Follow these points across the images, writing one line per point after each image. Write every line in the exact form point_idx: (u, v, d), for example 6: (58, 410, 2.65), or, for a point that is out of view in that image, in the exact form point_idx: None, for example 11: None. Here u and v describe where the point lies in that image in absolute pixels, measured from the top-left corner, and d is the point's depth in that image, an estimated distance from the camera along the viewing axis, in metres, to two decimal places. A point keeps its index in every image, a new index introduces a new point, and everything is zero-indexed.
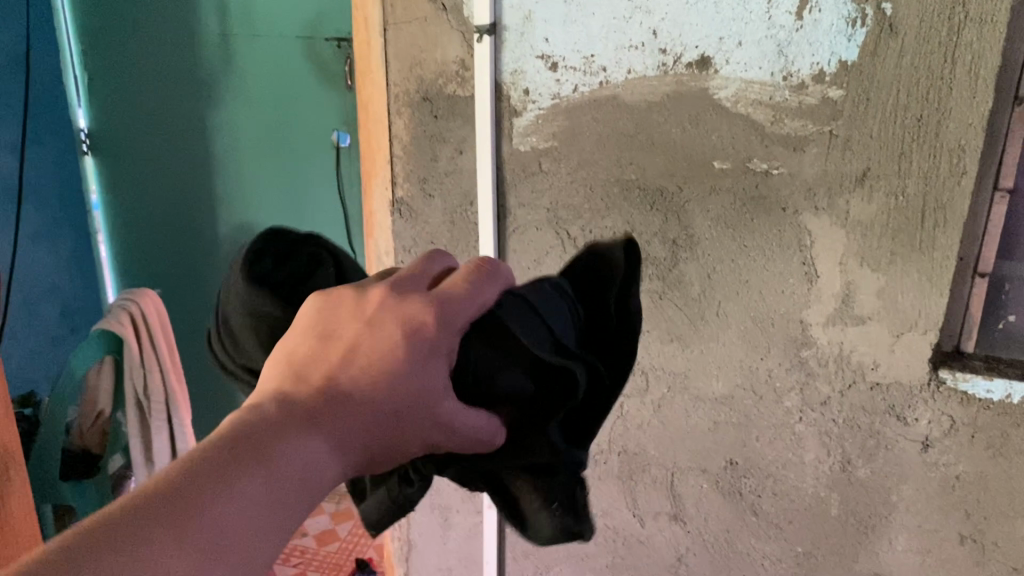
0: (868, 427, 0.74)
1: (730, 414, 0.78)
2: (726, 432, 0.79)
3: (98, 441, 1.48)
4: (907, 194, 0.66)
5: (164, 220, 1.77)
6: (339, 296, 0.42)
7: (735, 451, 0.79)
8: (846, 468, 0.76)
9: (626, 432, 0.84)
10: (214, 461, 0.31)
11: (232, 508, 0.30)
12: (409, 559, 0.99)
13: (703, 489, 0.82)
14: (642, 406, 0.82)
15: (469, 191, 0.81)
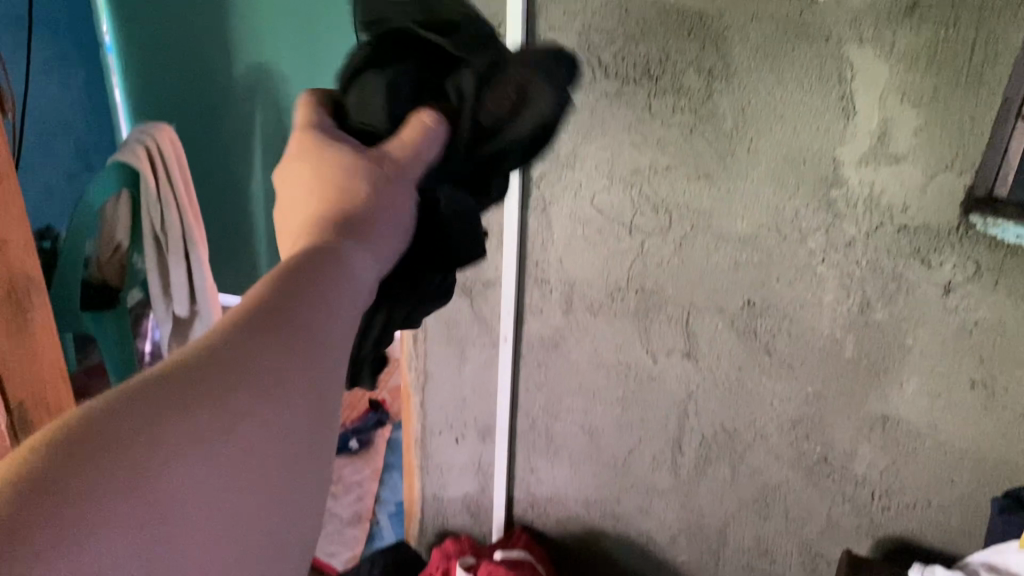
0: (891, 271, 0.73)
1: (752, 254, 0.78)
2: (746, 272, 0.79)
3: (116, 273, 1.50)
4: (958, 26, 0.63)
5: (176, 54, 1.72)
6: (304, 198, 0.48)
7: (753, 291, 0.79)
8: (865, 311, 0.76)
9: (645, 270, 0.83)
10: (235, 336, 0.37)
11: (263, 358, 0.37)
12: (425, 390, 1.00)
13: (719, 328, 0.82)
14: (663, 244, 0.81)
15: (497, 14, 0.77)
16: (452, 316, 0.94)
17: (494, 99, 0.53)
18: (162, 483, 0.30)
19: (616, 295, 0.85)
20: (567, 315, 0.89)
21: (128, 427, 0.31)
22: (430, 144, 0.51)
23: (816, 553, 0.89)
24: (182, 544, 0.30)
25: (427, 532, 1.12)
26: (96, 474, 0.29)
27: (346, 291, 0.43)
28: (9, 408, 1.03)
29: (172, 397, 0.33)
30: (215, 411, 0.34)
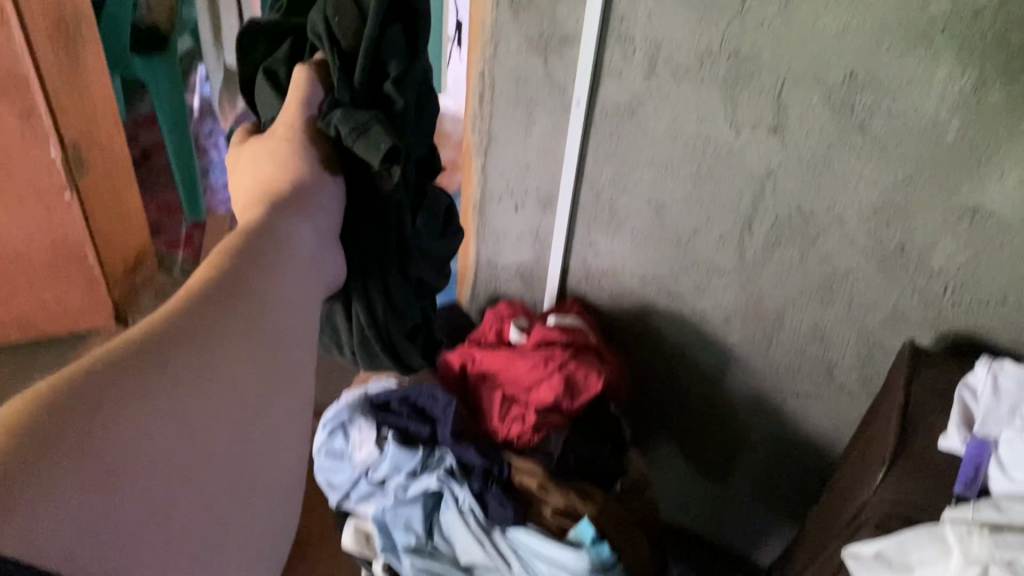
0: (1018, 48, 0.67)
1: (864, 19, 0.71)
2: (854, 41, 0.72)
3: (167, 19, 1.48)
4: None
5: None
6: (240, 190, 0.65)
7: (858, 63, 0.73)
8: (979, 92, 0.70)
9: (742, 33, 0.76)
10: (198, 305, 0.49)
11: (227, 330, 0.49)
12: (488, 151, 0.96)
13: (813, 104, 0.77)
14: (767, 4, 0.73)
15: None
16: (523, 72, 0.88)
17: (335, 12, 0.65)
18: (121, 460, 0.39)
19: (706, 60, 0.79)
20: (647, 80, 0.83)
21: (91, 412, 0.39)
22: (311, 94, 0.67)
23: (872, 344, 0.89)
24: (142, 474, 0.40)
25: (478, 298, 1.12)
26: (66, 452, 0.37)
27: (282, 274, 0.56)
28: (65, 145, 1.22)
29: (117, 385, 0.41)
30: (176, 366, 0.45)
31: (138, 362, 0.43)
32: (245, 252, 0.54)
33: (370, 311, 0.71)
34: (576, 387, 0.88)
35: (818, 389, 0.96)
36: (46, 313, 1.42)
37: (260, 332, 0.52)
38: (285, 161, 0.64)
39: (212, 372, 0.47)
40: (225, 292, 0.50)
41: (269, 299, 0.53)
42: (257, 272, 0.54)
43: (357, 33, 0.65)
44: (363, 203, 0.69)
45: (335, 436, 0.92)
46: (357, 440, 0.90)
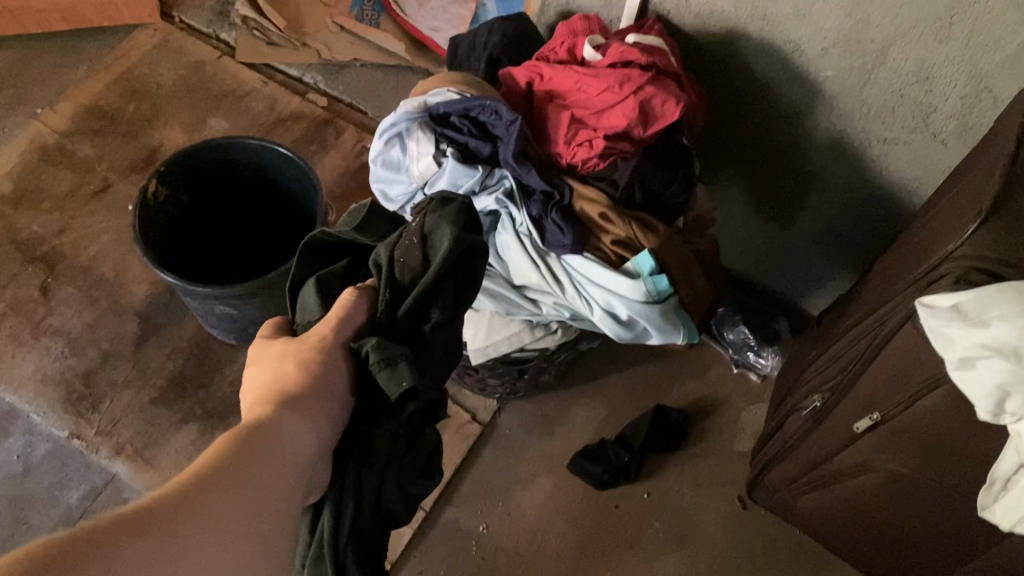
0: None
1: None
2: None
3: None
4: None
5: None
6: (250, 387, 0.59)
7: None
8: None
9: None
10: (205, 483, 0.48)
11: (229, 502, 0.49)
12: None
13: None
14: None
15: None
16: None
17: (402, 254, 0.61)
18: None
19: None
20: None
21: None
22: (353, 313, 0.60)
23: (983, 88, 0.80)
24: None
25: (548, 8, 1.02)
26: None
27: (290, 454, 0.53)
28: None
29: (104, 555, 0.42)
30: (170, 536, 0.45)
31: (134, 531, 0.44)
32: (255, 438, 0.52)
33: (332, 534, 0.53)
34: (651, 114, 0.81)
35: (908, 136, 0.89)
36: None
37: (263, 510, 0.50)
38: (311, 367, 0.57)
39: (206, 547, 0.46)
40: (228, 473, 0.50)
41: (275, 479, 0.51)
42: (264, 454, 0.52)
43: (416, 276, 0.60)
44: (369, 416, 0.58)
45: (391, 144, 0.83)
46: (414, 153, 0.82)
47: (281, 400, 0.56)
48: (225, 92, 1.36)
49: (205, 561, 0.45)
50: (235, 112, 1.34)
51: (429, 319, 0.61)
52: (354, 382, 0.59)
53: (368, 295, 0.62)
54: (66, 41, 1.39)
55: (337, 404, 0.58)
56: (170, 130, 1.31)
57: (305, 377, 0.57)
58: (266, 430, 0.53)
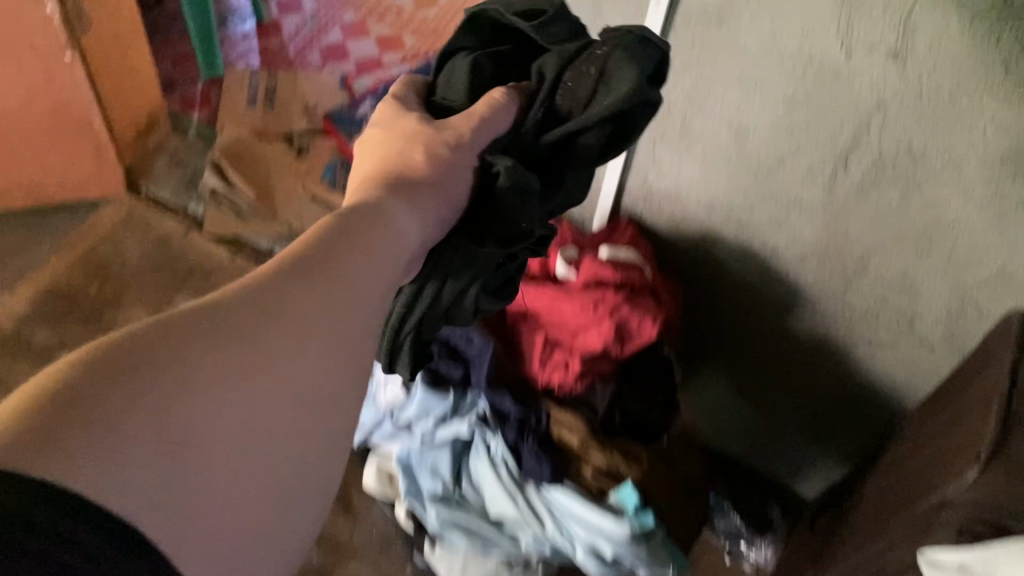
0: None
1: None
2: None
3: None
4: None
5: None
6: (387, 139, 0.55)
7: None
8: None
9: None
10: (291, 272, 0.41)
11: (320, 299, 0.41)
12: None
13: (949, 28, 0.62)
14: None
15: None
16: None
17: (574, 75, 0.57)
18: (180, 444, 0.34)
19: None
20: None
21: (138, 373, 0.33)
22: (500, 115, 0.56)
23: (967, 301, 0.78)
24: (200, 481, 0.35)
25: None
26: (103, 412, 0.32)
27: (390, 245, 0.47)
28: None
29: (166, 359, 0.35)
30: (247, 344, 0.38)
31: (208, 334, 0.37)
32: (354, 222, 0.46)
33: (398, 323, 0.53)
34: (628, 335, 0.77)
35: (894, 340, 0.86)
36: (53, 178, 1.33)
37: (348, 308, 0.43)
38: (439, 165, 0.53)
39: (289, 370, 0.39)
40: (318, 258, 0.43)
41: (365, 266, 0.44)
42: (365, 239, 0.45)
43: (580, 101, 0.57)
44: (495, 227, 0.55)
45: None
46: (382, 377, 0.79)
47: (373, 191, 0.50)
48: (193, 269, 1.32)
49: (285, 390, 0.39)
50: (202, 291, 1.30)
51: (580, 137, 0.57)
52: (473, 197, 0.56)
53: (518, 100, 0.58)
54: (29, 219, 1.36)
55: (449, 198, 0.53)
56: (133, 312, 1.27)
57: (427, 167, 0.53)
58: (365, 214, 0.47)
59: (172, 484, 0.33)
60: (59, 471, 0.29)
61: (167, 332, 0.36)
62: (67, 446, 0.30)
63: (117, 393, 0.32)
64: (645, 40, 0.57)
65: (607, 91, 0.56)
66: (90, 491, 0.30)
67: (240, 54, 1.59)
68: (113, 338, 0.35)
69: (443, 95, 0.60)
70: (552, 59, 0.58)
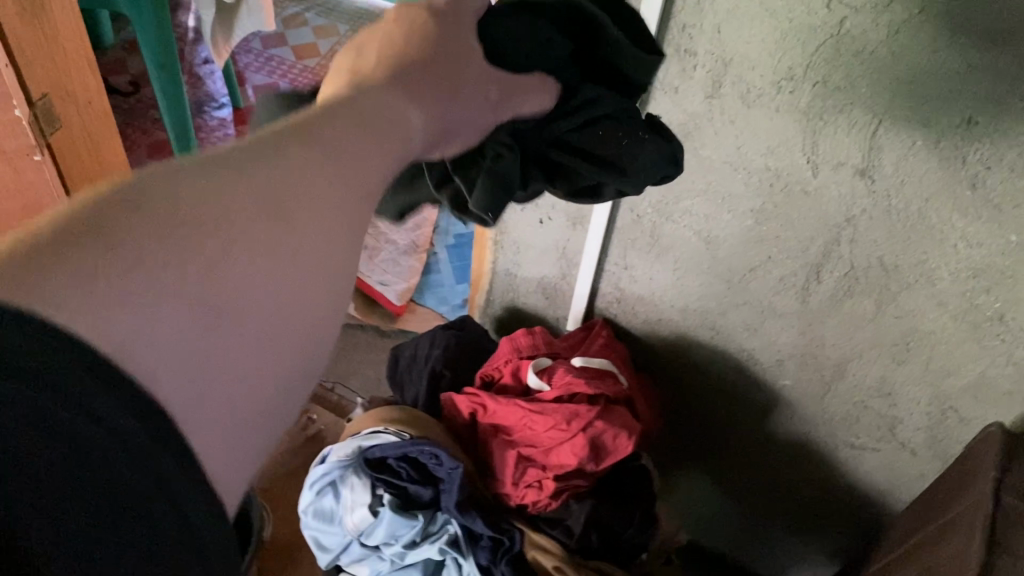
0: None
1: (997, 59, 0.55)
2: (982, 82, 0.56)
3: None
4: None
5: None
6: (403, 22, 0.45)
7: (979, 108, 0.57)
8: None
9: (836, 58, 0.60)
10: (286, 144, 0.34)
11: (322, 181, 0.34)
12: None
13: (915, 147, 0.62)
14: (873, 28, 0.57)
15: None
16: None
17: (601, 127, 0.55)
18: (173, 301, 0.27)
19: (784, 86, 0.63)
20: (709, 101, 0.67)
21: (112, 238, 0.26)
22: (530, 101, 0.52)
23: (948, 407, 0.76)
24: (197, 377, 0.27)
25: (493, 304, 1.00)
26: (108, 260, 0.25)
27: (396, 136, 0.39)
28: (32, 102, 1.02)
29: (141, 220, 0.27)
30: (246, 216, 0.30)
31: (190, 197, 0.29)
32: (350, 105, 0.38)
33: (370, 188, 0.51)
34: (603, 450, 0.75)
35: (876, 443, 0.84)
36: None
37: (352, 189, 0.35)
38: (445, 54, 0.45)
39: (292, 258, 0.32)
40: (316, 136, 0.35)
41: (370, 149, 0.37)
42: (371, 128, 0.38)
43: (588, 149, 0.56)
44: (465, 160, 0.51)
45: (323, 493, 0.78)
46: (348, 501, 0.75)
47: (378, 71, 0.42)
48: None
49: (285, 269, 0.31)
50: None
51: (563, 179, 0.56)
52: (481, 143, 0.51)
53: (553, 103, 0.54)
54: None
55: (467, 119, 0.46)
56: None
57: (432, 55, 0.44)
58: (371, 101, 0.39)
59: (184, 355, 0.26)
60: (64, 315, 0.23)
61: (146, 193, 0.28)
62: (74, 291, 0.23)
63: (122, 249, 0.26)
64: (671, 144, 0.59)
65: (620, 175, 0.56)
66: (102, 345, 0.23)
67: (215, 141, 1.58)
68: (85, 201, 0.27)
69: (492, 38, 0.49)
70: (601, 107, 0.55)
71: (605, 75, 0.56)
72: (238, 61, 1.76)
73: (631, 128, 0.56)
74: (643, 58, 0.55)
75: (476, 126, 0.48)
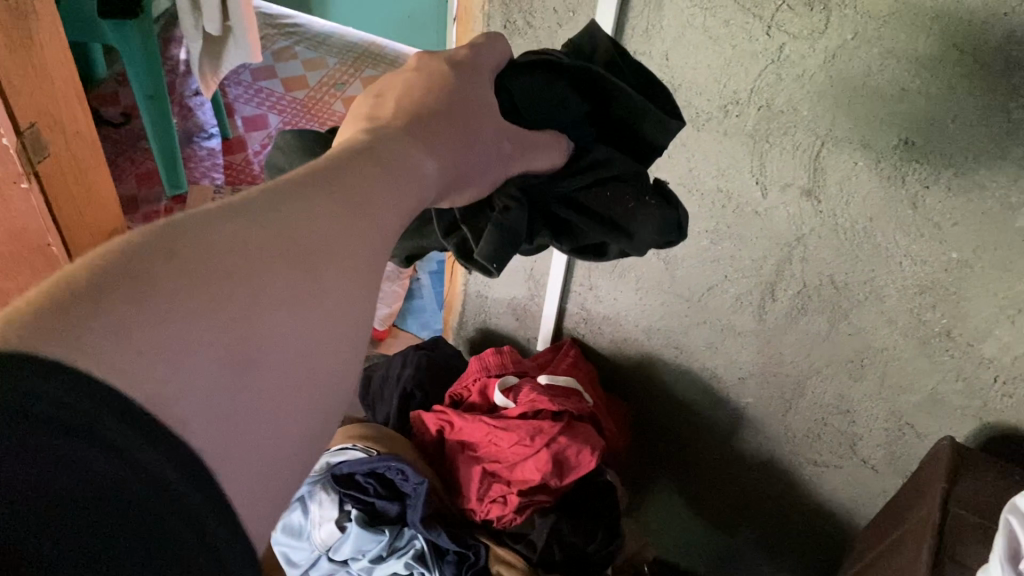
0: None
1: (927, 80, 0.57)
2: (914, 103, 0.59)
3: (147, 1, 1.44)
4: None
5: None
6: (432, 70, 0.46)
7: (913, 129, 0.60)
8: None
9: (778, 82, 0.63)
10: (314, 188, 0.33)
11: (349, 227, 0.33)
12: None
13: (857, 167, 0.64)
14: (809, 53, 0.60)
15: None
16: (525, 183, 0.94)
17: (609, 189, 0.53)
18: (199, 353, 0.26)
19: (732, 109, 0.66)
20: None
21: (142, 288, 0.25)
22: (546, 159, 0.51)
23: (904, 423, 0.77)
24: (225, 430, 0.26)
25: (466, 326, 1.02)
26: (134, 311, 0.25)
27: (422, 181, 0.39)
28: (20, 131, 1.01)
29: (170, 271, 0.26)
30: (271, 266, 0.30)
31: (219, 248, 0.28)
32: (375, 148, 0.37)
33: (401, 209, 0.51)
34: (567, 464, 0.76)
35: (838, 460, 0.85)
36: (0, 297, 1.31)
37: (379, 235, 0.35)
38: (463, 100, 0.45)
39: (321, 306, 0.31)
40: (344, 180, 0.34)
41: (396, 193, 0.36)
42: (397, 173, 0.37)
43: (598, 209, 0.54)
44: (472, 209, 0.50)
45: (292, 508, 0.79)
46: (317, 516, 0.77)
47: (402, 117, 0.41)
48: None
49: (313, 316, 0.31)
50: None
51: (571, 236, 0.55)
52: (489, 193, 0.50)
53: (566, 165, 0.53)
54: None
55: (487, 157, 0.45)
56: None
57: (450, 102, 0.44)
58: (397, 147, 0.38)
59: (212, 406, 0.26)
60: (97, 369, 0.23)
61: (173, 243, 0.27)
62: (98, 342, 0.23)
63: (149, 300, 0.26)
64: (678, 210, 0.55)
65: (625, 237, 0.53)
66: (128, 392, 0.23)
67: (203, 170, 1.61)
68: (115, 247, 0.26)
69: (514, 93, 0.51)
70: (613, 168, 0.53)
71: (626, 139, 0.55)
72: (229, 93, 1.80)
73: (640, 192, 0.53)
74: (665, 122, 0.54)
75: (493, 174, 0.47)
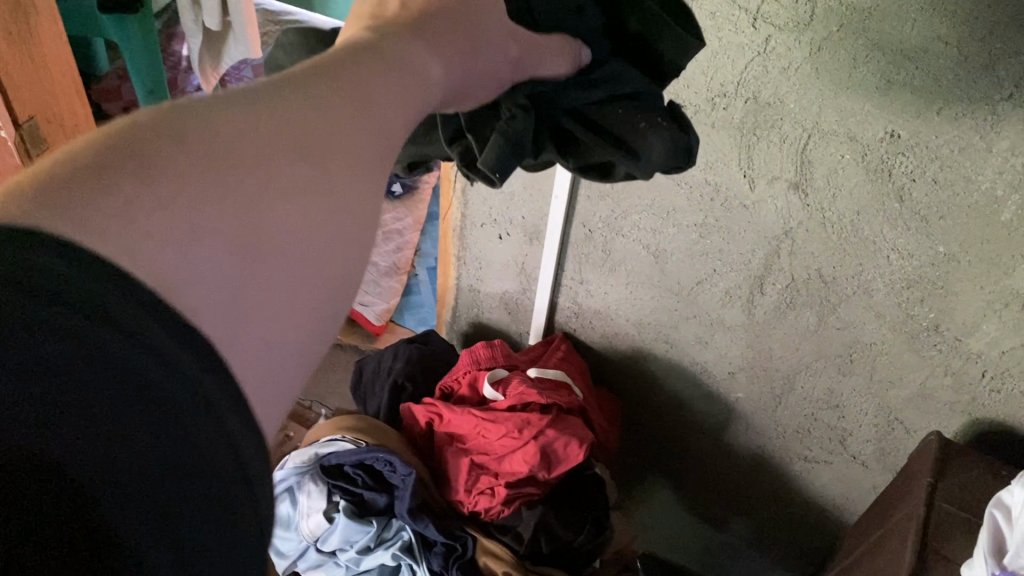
0: None
1: (912, 73, 0.57)
2: (899, 97, 0.59)
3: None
4: None
5: None
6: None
7: (899, 122, 0.60)
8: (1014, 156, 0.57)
9: (764, 75, 0.63)
10: (319, 79, 0.27)
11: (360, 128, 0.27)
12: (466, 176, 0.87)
13: (843, 160, 0.64)
14: (795, 46, 0.60)
15: None
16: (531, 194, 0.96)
17: (624, 105, 0.46)
18: (193, 271, 0.20)
19: (719, 102, 0.66)
20: None
21: (120, 190, 0.19)
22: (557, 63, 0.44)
23: (894, 419, 0.77)
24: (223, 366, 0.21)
25: (460, 320, 1.03)
26: (109, 214, 0.19)
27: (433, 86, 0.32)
28: (19, 123, 1.01)
29: (161, 167, 0.21)
30: (276, 169, 0.24)
31: (216, 145, 0.22)
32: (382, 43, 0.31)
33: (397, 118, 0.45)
34: (554, 457, 0.76)
35: (828, 456, 0.84)
36: None
37: (391, 145, 0.29)
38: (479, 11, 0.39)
39: (329, 218, 0.25)
40: (350, 74, 0.28)
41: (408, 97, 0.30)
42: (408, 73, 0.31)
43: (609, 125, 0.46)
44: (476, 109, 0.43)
45: (280, 499, 0.81)
46: (304, 507, 0.78)
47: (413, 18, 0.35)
48: None
49: (322, 233, 0.25)
50: None
51: (578, 158, 0.46)
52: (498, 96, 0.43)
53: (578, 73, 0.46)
54: None
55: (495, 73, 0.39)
56: None
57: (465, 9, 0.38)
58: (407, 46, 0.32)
59: (205, 337, 0.20)
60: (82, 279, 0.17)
61: (156, 135, 0.21)
62: (81, 245, 0.18)
63: (151, 185, 0.20)
64: (688, 135, 0.46)
65: (632, 159, 0.45)
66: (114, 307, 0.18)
67: None
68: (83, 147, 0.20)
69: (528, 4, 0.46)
70: (627, 84, 0.46)
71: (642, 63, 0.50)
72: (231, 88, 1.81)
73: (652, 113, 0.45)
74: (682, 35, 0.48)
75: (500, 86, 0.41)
